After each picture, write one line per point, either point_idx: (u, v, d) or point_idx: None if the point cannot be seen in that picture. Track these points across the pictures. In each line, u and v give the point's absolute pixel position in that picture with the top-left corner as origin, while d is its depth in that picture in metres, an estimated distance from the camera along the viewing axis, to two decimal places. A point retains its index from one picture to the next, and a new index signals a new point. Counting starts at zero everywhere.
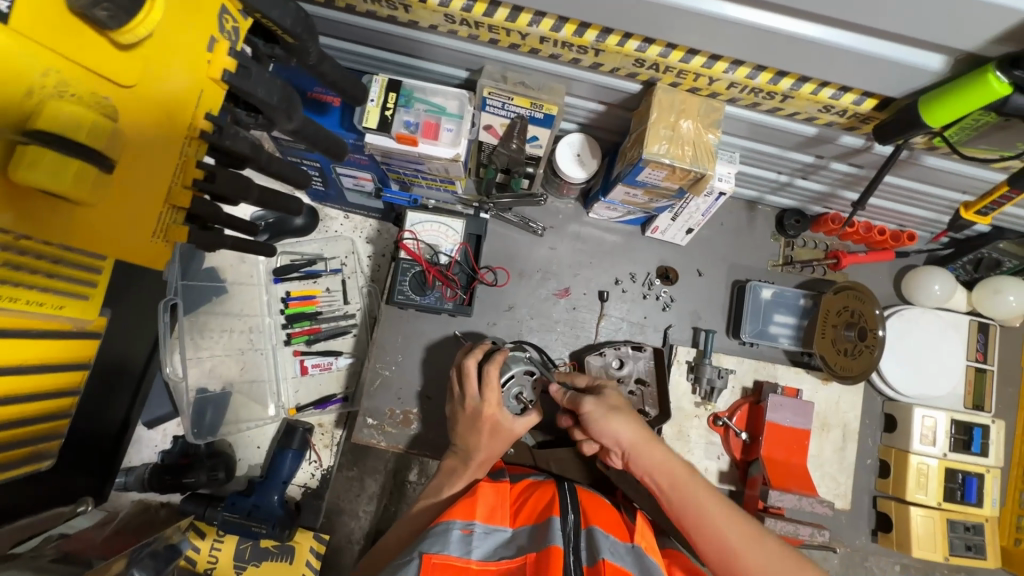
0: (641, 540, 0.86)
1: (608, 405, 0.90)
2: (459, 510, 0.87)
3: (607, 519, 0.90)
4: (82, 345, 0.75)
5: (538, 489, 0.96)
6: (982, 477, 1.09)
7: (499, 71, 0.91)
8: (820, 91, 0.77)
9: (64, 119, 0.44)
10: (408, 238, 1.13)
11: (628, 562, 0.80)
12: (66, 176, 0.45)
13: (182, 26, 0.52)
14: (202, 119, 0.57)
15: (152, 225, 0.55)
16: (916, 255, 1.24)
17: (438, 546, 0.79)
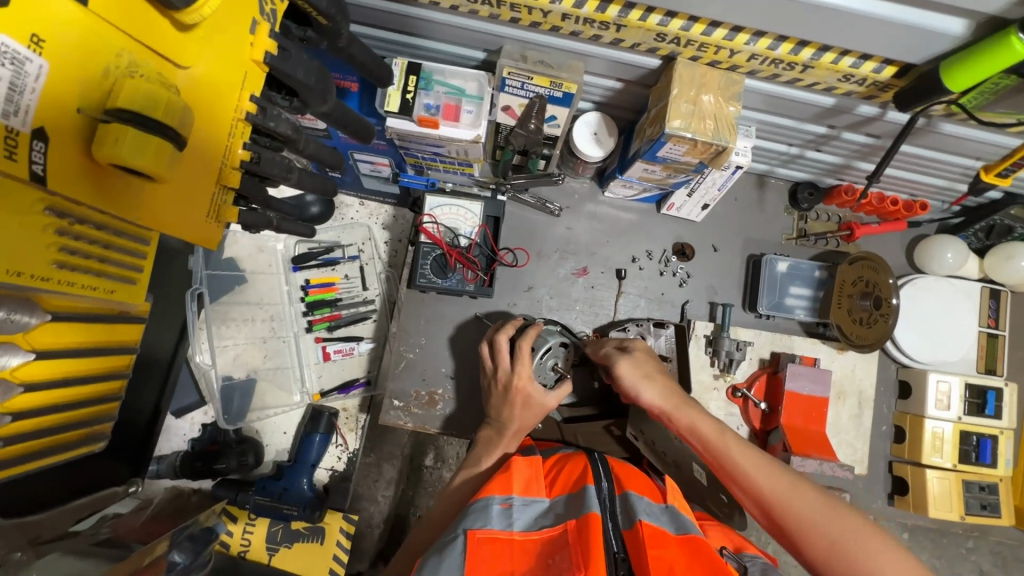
0: (673, 499, 0.92)
1: (642, 370, 0.94)
2: (495, 487, 0.90)
3: (639, 483, 0.96)
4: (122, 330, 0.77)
5: (569, 461, 1.00)
6: (996, 439, 1.12)
7: (518, 50, 0.92)
8: (841, 60, 0.77)
9: (136, 98, 0.46)
10: (428, 222, 1.15)
11: (665, 521, 0.85)
12: (147, 155, 0.47)
13: (233, 8, 0.54)
14: (248, 101, 0.59)
15: (207, 204, 0.59)
16: (928, 225, 1.26)
17: (480, 522, 0.83)
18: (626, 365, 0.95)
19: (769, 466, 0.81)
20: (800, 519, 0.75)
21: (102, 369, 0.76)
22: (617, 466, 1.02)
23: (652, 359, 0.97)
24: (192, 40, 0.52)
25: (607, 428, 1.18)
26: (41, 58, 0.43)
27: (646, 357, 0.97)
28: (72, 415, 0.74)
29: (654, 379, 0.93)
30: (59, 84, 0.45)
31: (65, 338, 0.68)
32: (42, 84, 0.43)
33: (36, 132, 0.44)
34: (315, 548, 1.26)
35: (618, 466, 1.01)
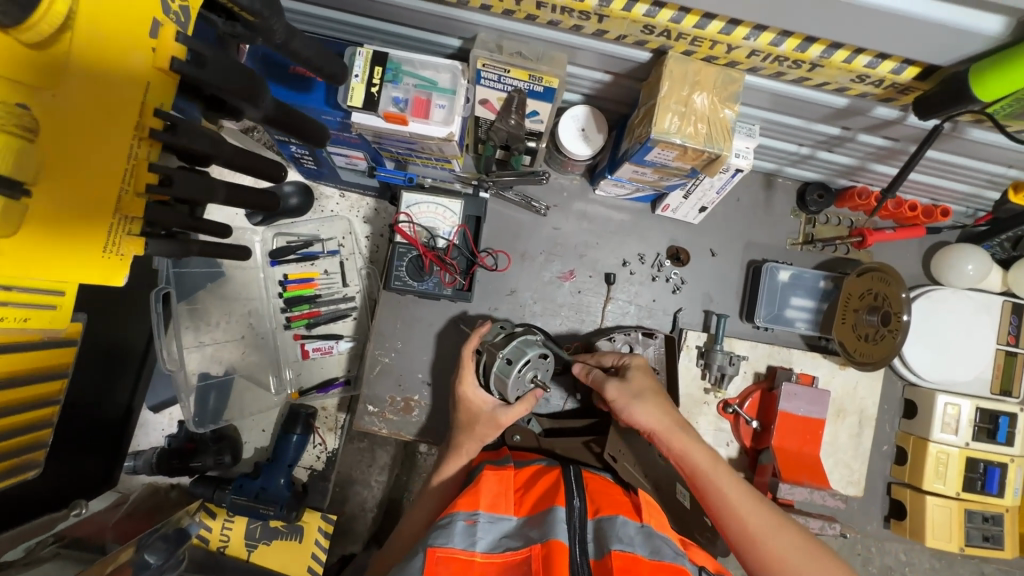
0: (649, 518, 0.85)
1: (634, 391, 0.89)
2: (461, 502, 0.85)
3: (614, 502, 0.89)
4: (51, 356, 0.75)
5: (543, 476, 0.94)
6: (1005, 467, 1.04)
7: (493, 39, 0.83)
8: (854, 59, 0.68)
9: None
10: (404, 221, 1.08)
11: (639, 545, 0.79)
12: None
13: (106, 13, 0.49)
14: (153, 116, 0.53)
15: (102, 239, 0.53)
16: (949, 231, 1.16)
17: (442, 539, 0.78)
18: (615, 387, 0.90)
19: (754, 501, 0.80)
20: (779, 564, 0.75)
21: (32, 398, 0.75)
22: (592, 478, 0.97)
23: (648, 379, 0.91)
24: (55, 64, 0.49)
25: (585, 443, 1.07)
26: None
27: (641, 376, 0.91)
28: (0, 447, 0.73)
29: (648, 401, 0.87)
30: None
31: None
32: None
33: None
34: (293, 546, 1.26)
35: (594, 482, 0.94)
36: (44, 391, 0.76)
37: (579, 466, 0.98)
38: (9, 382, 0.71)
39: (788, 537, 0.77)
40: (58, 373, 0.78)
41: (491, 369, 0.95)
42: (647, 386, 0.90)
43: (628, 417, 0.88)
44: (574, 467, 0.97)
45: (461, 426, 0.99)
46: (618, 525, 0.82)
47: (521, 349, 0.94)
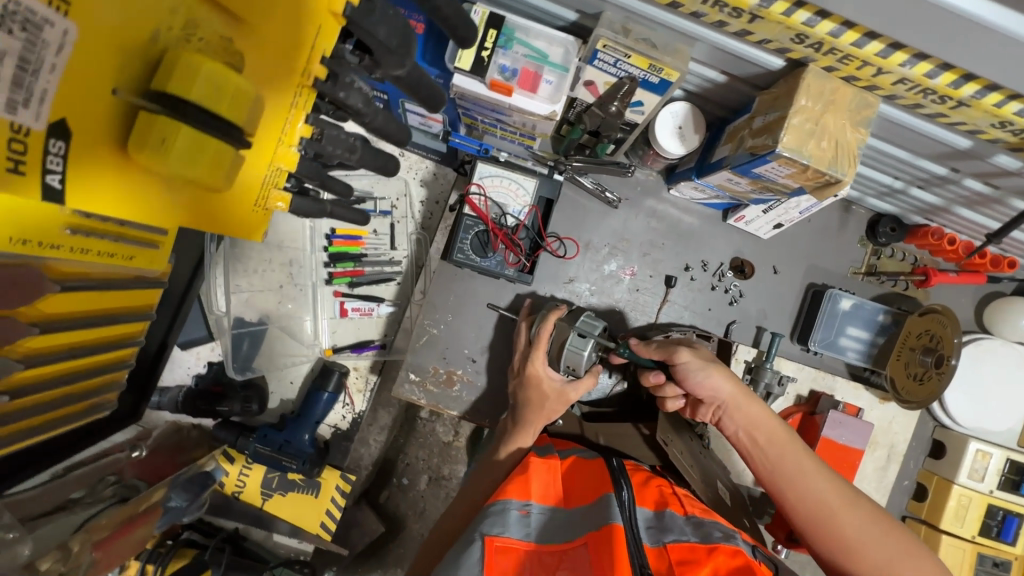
0: (693, 509, 0.86)
1: (706, 361, 0.86)
2: (512, 489, 0.85)
3: (658, 495, 0.90)
4: (137, 295, 0.71)
5: (586, 465, 0.94)
6: (1023, 518, 1.07)
7: (619, 20, 0.78)
8: (1005, 104, 0.65)
9: (201, 84, 0.42)
10: (475, 193, 1.05)
11: (689, 533, 0.79)
12: (200, 154, 0.44)
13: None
14: (318, 63, 0.53)
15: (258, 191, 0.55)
16: (1007, 282, 1.16)
17: (498, 528, 0.78)
18: (685, 353, 0.86)
19: (828, 476, 0.79)
20: (853, 535, 0.74)
21: (114, 338, 0.72)
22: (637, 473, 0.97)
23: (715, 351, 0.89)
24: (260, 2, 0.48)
25: (635, 425, 1.08)
26: (69, 23, 0.38)
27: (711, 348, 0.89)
28: (69, 391, 0.70)
29: (720, 372, 0.85)
30: (93, 58, 0.40)
31: (75, 306, 0.62)
32: (64, 58, 0.39)
33: (55, 128, 0.40)
34: (309, 500, 1.24)
35: (636, 475, 0.96)
36: (123, 332, 0.73)
37: (622, 458, 0.98)
38: (98, 320, 0.66)
39: (865, 512, 0.76)
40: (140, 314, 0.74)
41: (564, 343, 0.96)
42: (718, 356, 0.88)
43: (696, 384, 0.86)
44: (617, 459, 0.97)
45: (527, 404, 0.97)
46: (666, 519, 0.84)
47: (591, 324, 0.97)
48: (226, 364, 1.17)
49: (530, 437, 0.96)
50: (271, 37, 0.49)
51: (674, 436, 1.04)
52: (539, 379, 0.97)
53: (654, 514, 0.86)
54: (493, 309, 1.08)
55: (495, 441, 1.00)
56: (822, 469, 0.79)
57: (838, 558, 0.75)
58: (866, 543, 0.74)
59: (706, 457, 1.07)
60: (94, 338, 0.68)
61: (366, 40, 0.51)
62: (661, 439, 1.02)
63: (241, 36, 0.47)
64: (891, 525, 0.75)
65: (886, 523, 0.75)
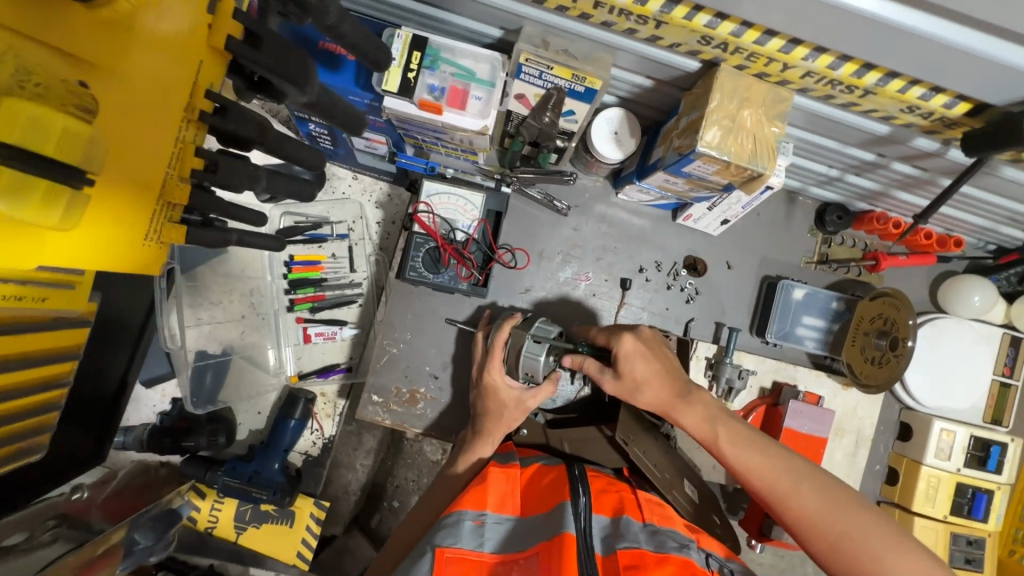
0: (651, 516, 0.86)
1: (629, 383, 0.88)
2: (467, 500, 0.85)
3: (617, 502, 0.90)
4: (59, 334, 0.72)
5: (546, 475, 0.93)
6: (992, 494, 1.07)
7: (539, 34, 0.80)
8: (909, 90, 0.67)
9: (27, 127, 0.40)
10: (423, 211, 1.05)
11: (644, 541, 0.79)
12: (27, 201, 0.41)
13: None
14: (202, 98, 0.53)
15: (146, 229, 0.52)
16: (958, 262, 1.17)
17: (450, 540, 0.78)
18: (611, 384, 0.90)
19: (776, 462, 0.77)
20: (808, 517, 0.72)
21: (42, 380, 0.73)
22: (597, 479, 0.96)
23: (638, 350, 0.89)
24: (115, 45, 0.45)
25: (600, 428, 1.06)
26: None
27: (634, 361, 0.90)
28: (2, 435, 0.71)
29: (647, 386, 0.87)
30: None
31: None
32: None
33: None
34: (282, 530, 1.24)
35: (597, 482, 0.96)
36: (52, 372, 0.74)
37: (583, 465, 0.98)
38: (17, 364, 0.67)
39: (819, 494, 0.73)
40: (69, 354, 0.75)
41: (520, 349, 0.97)
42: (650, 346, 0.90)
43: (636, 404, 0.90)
44: (579, 467, 0.97)
45: (486, 414, 0.97)
46: (621, 526, 0.84)
47: (547, 329, 0.98)
48: (185, 400, 1.14)
49: (489, 450, 0.96)
50: (134, 76, 0.47)
51: (645, 437, 1.02)
52: (495, 388, 0.98)
53: (609, 521, 0.86)
54: (452, 323, 1.09)
55: (456, 453, 1.00)
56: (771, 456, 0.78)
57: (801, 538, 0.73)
58: (816, 528, 0.72)
59: (676, 457, 1.06)
60: (18, 381, 0.69)
61: (258, 68, 0.52)
62: (621, 440, 1.00)
63: (97, 84, 0.45)
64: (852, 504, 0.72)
65: (844, 501, 0.72)
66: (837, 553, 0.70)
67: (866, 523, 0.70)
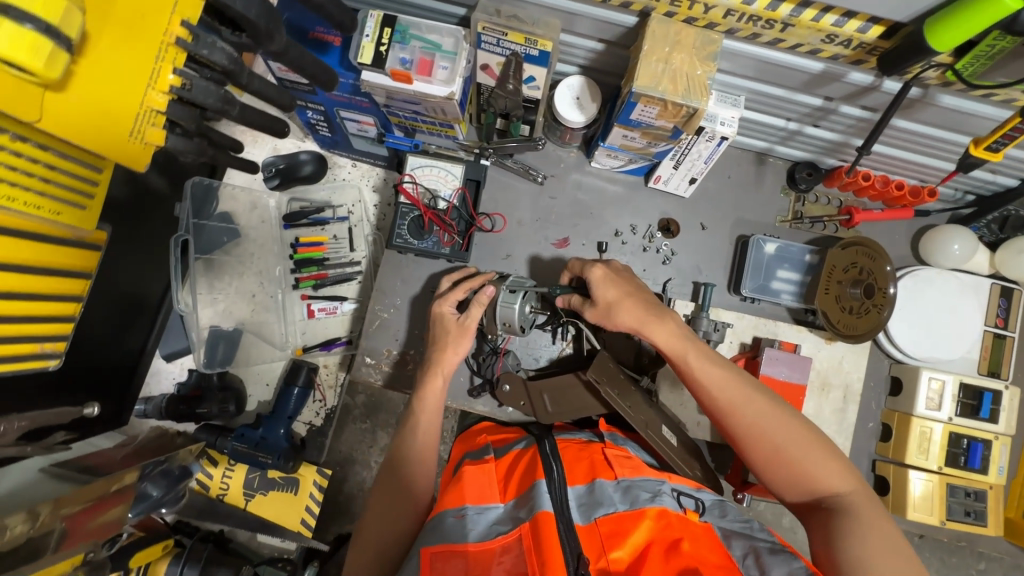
0: (623, 472, 0.88)
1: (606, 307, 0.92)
2: (448, 500, 0.86)
3: (591, 466, 0.90)
4: (81, 256, 0.89)
5: (522, 458, 0.95)
6: (989, 444, 1.05)
7: (493, 5, 0.90)
8: (822, 18, 0.73)
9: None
10: (408, 183, 1.15)
11: (618, 503, 0.81)
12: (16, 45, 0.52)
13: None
14: (179, 25, 0.65)
15: (131, 125, 0.67)
16: (938, 214, 1.17)
17: (434, 538, 0.79)
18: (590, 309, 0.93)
19: (752, 396, 0.81)
20: (780, 445, 0.77)
21: (60, 288, 0.86)
22: (569, 446, 0.98)
23: (615, 288, 0.91)
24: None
25: (578, 374, 1.09)
26: None
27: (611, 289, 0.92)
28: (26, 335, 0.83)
29: (620, 310, 0.90)
30: None
31: (8, 253, 0.76)
32: None
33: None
34: (288, 497, 1.29)
35: (570, 451, 0.96)
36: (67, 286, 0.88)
37: (553, 438, 0.98)
38: (36, 269, 0.81)
39: (793, 427, 0.78)
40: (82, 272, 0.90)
41: (496, 300, 1.03)
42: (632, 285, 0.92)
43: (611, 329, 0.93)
44: (550, 441, 0.96)
45: (437, 340, 1.04)
46: (597, 492, 0.84)
47: (521, 283, 1.05)
48: (197, 362, 1.26)
49: (441, 381, 1.02)
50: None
51: (625, 389, 1.03)
52: (445, 318, 1.04)
53: (586, 488, 0.85)
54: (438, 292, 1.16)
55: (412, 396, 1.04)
56: (749, 393, 0.81)
57: (766, 465, 0.78)
58: (760, 438, 0.78)
59: (653, 408, 1.07)
60: (37, 286, 0.82)
61: (232, 15, 0.63)
62: (592, 380, 1.02)
63: None
64: (818, 438, 0.77)
65: (813, 435, 0.77)
66: (773, 459, 0.77)
67: (801, 434, 0.77)
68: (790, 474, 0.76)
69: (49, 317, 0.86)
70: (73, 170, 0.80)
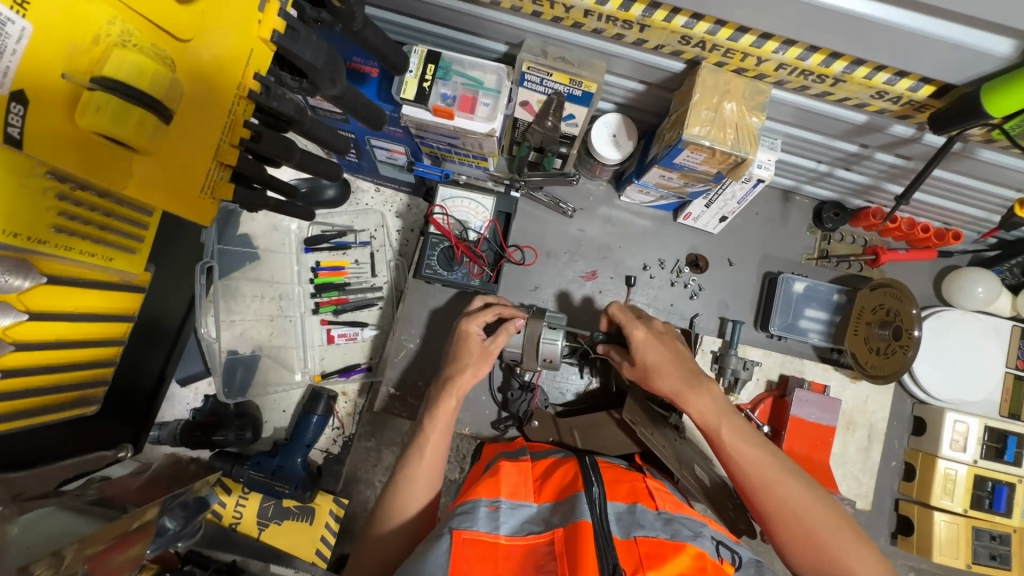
0: (664, 505, 0.85)
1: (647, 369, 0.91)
2: (483, 489, 0.85)
3: (631, 490, 0.90)
4: (129, 299, 0.85)
5: (561, 466, 0.95)
6: (1013, 487, 1.06)
7: (539, 45, 0.90)
8: (874, 76, 0.74)
9: (121, 66, 0.47)
10: (438, 213, 1.14)
11: (659, 529, 0.78)
12: (125, 119, 0.47)
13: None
14: (251, 79, 0.58)
15: (203, 179, 0.57)
16: (960, 256, 1.19)
17: (467, 523, 0.77)
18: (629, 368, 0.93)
19: (787, 477, 0.79)
20: (812, 529, 0.75)
21: (103, 335, 0.84)
22: (607, 468, 0.98)
23: (662, 352, 0.91)
24: (194, 17, 0.54)
25: (608, 411, 1.09)
26: (26, 22, 0.46)
27: (654, 351, 0.91)
28: (67, 377, 0.82)
29: (663, 374, 0.89)
30: (41, 54, 0.47)
31: (63, 302, 0.75)
32: (21, 48, 0.46)
33: (14, 93, 0.46)
34: (303, 528, 1.25)
35: (609, 472, 0.95)
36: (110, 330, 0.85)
37: (594, 456, 0.99)
38: (85, 315, 0.79)
39: (826, 513, 0.76)
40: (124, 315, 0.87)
41: (536, 336, 1.02)
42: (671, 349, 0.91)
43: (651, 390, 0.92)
44: (589, 457, 0.98)
45: (457, 357, 1.00)
46: (636, 514, 0.82)
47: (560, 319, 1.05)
48: (217, 391, 1.23)
49: (454, 403, 0.95)
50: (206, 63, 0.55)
51: (654, 427, 1.04)
52: (470, 337, 1.01)
53: (626, 506, 0.84)
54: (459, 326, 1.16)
55: (422, 413, 0.97)
56: (784, 472, 0.79)
57: (796, 547, 0.76)
58: (792, 520, 0.77)
59: (683, 446, 1.07)
60: (83, 332, 0.80)
61: (298, 63, 0.61)
62: (628, 421, 1.03)
63: (175, 50, 0.54)
64: (850, 526, 0.76)
65: (844, 523, 0.76)
66: (804, 542, 0.76)
67: (833, 521, 0.76)
68: (820, 560, 0.75)
69: (89, 361, 0.84)
70: (126, 221, 0.76)
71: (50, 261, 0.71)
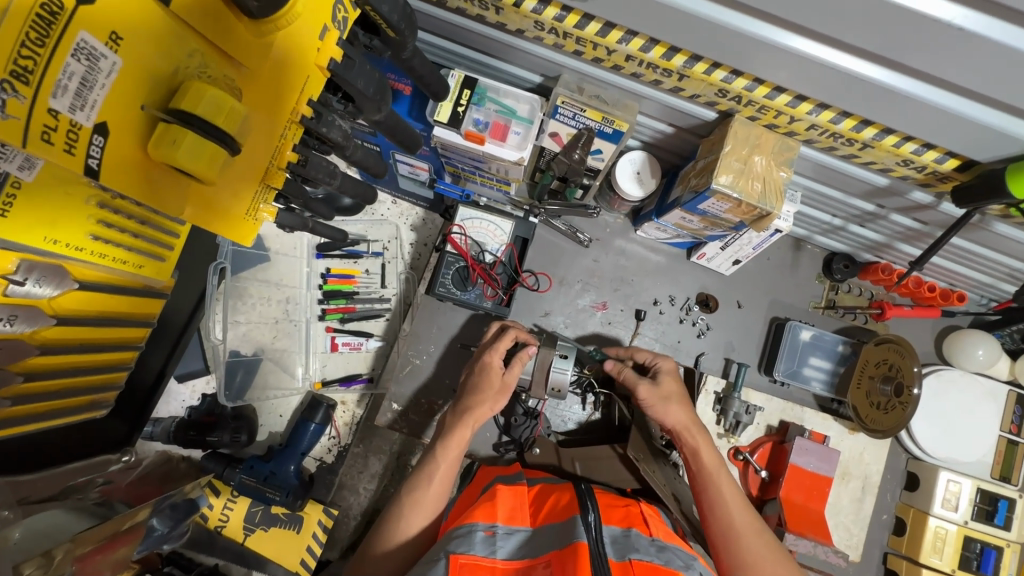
0: (659, 531, 0.83)
1: (663, 394, 0.96)
2: (478, 513, 0.83)
3: (626, 515, 0.88)
4: (150, 304, 0.85)
5: (555, 492, 0.94)
6: (1001, 551, 1.08)
7: (575, 81, 0.91)
8: (903, 145, 0.76)
9: (204, 101, 0.46)
10: (456, 232, 1.15)
11: (653, 555, 0.77)
12: (201, 156, 0.47)
13: (305, 16, 0.54)
14: (304, 105, 0.59)
15: (250, 202, 0.58)
16: (962, 317, 1.21)
17: (463, 547, 0.76)
18: (644, 390, 0.97)
19: (755, 532, 0.84)
20: None
21: (121, 340, 0.83)
22: (601, 496, 0.96)
23: (676, 384, 0.98)
24: (260, 44, 0.52)
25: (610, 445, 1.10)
26: (116, 56, 0.43)
27: (670, 380, 0.98)
28: (77, 381, 0.79)
29: (673, 402, 0.96)
30: (125, 86, 0.45)
31: (89, 306, 0.74)
32: (112, 81, 0.43)
33: (98, 126, 0.44)
34: (290, 536, 1.21)
35: (604, 497, 0.94)
36: (130, 336, 0.85)
37: (589, 483, 0.99)
38: (105, 319, 0.78)
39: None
40: (144, 321, 0.86)
41: (549, 364, 1.03)
42: (674, 388, 0.97)
43: (656, 416, 0.96)
44: (584, 485, 0.97)
45: (476, 388, 0.99)
46: (631, 538, 0.81)
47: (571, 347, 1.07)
48: (218, 393, 1.21)
49: (469, 433, 0.96)
50: (268, 90, 0.55)
51: (655, 464, 1.05)
52: (492, 369, 1.01)
53: (621, 531, 0.83)
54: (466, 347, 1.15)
55: (434, 437, 0.98)
56: (754, 528, 0.84)
57: None
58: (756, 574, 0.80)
59: (682, 485, 1.06)
60: (102, 336, 0.79)
61: (348, 90, 0.62)
62: (632, 457, 1.05)
63: (241, 77, 0.52)
64: None
65: None
66: None
67: None
68: None
69: (106, 364, 0.83)
70: (156, 232, 0.78)
71: (83, 267, 0.71)
